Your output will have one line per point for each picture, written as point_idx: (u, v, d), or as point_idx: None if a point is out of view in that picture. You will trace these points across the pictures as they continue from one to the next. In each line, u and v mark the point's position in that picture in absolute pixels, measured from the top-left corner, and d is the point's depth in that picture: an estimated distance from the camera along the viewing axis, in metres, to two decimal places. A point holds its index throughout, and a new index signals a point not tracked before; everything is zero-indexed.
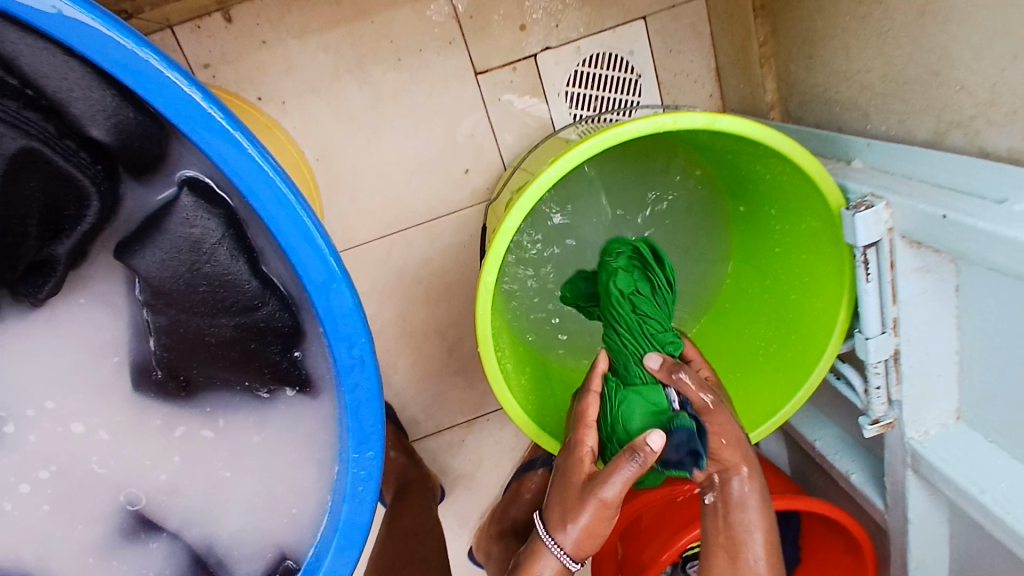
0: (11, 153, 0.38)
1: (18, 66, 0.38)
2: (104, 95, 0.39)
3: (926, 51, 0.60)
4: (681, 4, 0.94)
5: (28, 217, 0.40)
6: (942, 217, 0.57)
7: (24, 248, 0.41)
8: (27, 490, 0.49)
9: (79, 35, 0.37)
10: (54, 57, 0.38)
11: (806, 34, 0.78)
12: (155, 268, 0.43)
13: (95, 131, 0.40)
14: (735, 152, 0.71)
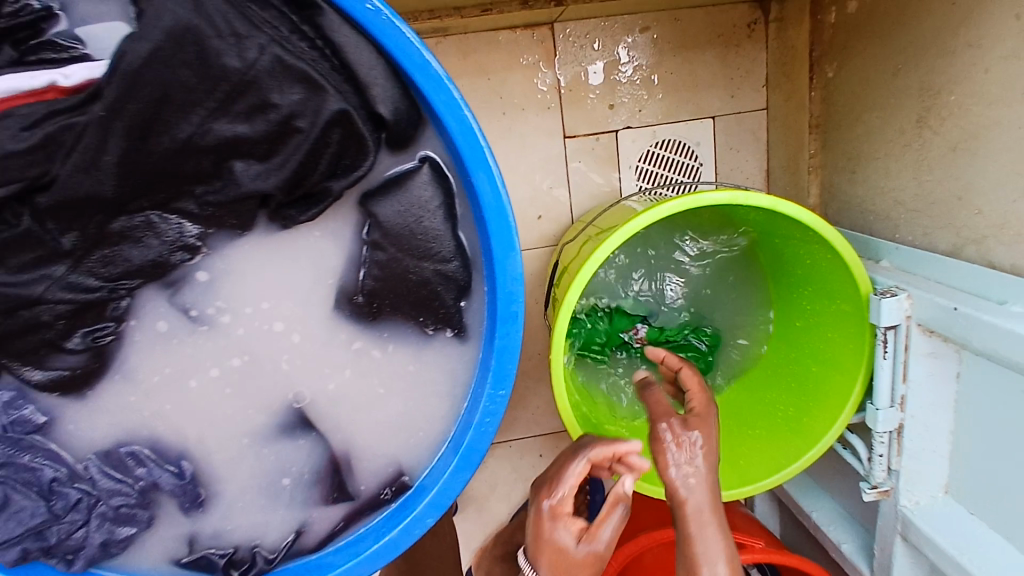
0: (331, 112, 0.42)
1: (338, 45, 0.42)
2: (392, 83, 0.44)
3: (954, 179, 0.74)
4: (746, 112, 1.09)
5: (319, 161, 0.44)
6: (953, 309, 0.70)
7: (307, 179, 0.45)
8: (200, 383, 0.51)
9: (388, 34, 0.42)
10: (363, 45, 0.43)
11: (853, 153, 0.93)
12: (384, 216, 0.48)
13: (382, 108, 0.44)
14: (787, 236, 0.85)
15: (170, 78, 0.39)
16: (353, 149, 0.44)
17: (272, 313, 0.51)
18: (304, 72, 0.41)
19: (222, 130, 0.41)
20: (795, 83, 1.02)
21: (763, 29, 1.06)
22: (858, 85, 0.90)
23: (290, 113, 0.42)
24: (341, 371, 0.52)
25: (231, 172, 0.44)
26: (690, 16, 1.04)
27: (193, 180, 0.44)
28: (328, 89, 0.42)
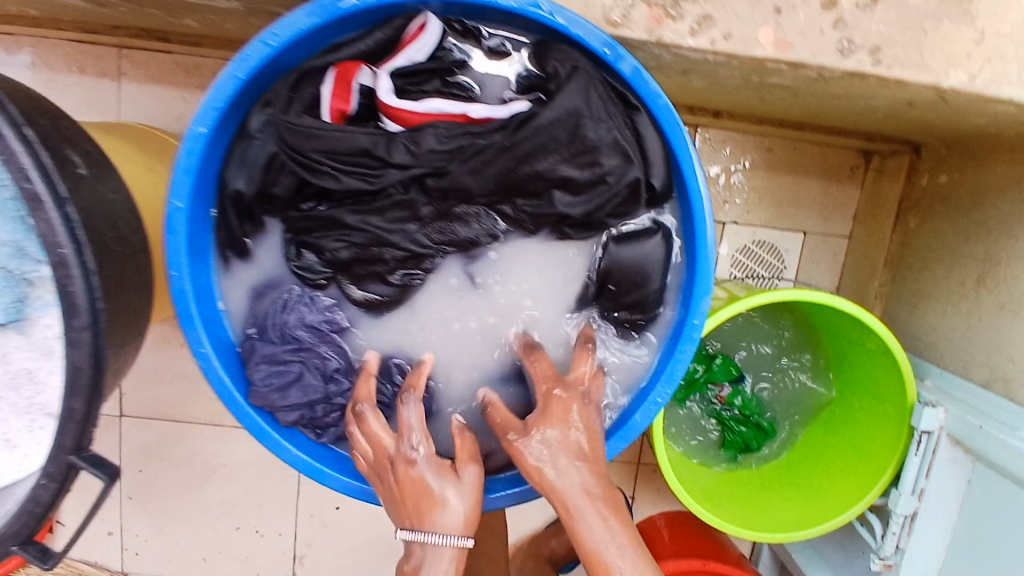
0: (631, 184, 0.64)
1: (642, 137, 0.64)
2: (665, 166, 0.66)
3: (998, 330, 0.96)
4: (831, 236, 1.30)
5: (610, 209, 0.66)
6: (979, 426, 0.91)
7: (596, 217, 0.67)
8: (460, 327, 0.73)
9: (672, 131, 0.63)
10: (655, 137, 0.64)
11: (916, 292, 1.15)
12: (626, 250, 0.70)
13: (657, 182, 0.66)
14: (858, 342, 1.05)
15: (546, 135, 0.60)
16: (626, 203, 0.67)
17: (527, 292, 0.73)
18: (625, 150, 0.63)
19: (562, 174, 0.62)
20: (877, 226, 1.25)
21: (862, 173, 1.28)
22: (934, 241, 1.13)
23: (606, 172, 0.63)
24: (558, 347, 0.74)
25: (548, 198, 0.65)
26: (806, 150, 1.27)
27: (520, 196, 0.65)
28: (632, 163, 0.63)
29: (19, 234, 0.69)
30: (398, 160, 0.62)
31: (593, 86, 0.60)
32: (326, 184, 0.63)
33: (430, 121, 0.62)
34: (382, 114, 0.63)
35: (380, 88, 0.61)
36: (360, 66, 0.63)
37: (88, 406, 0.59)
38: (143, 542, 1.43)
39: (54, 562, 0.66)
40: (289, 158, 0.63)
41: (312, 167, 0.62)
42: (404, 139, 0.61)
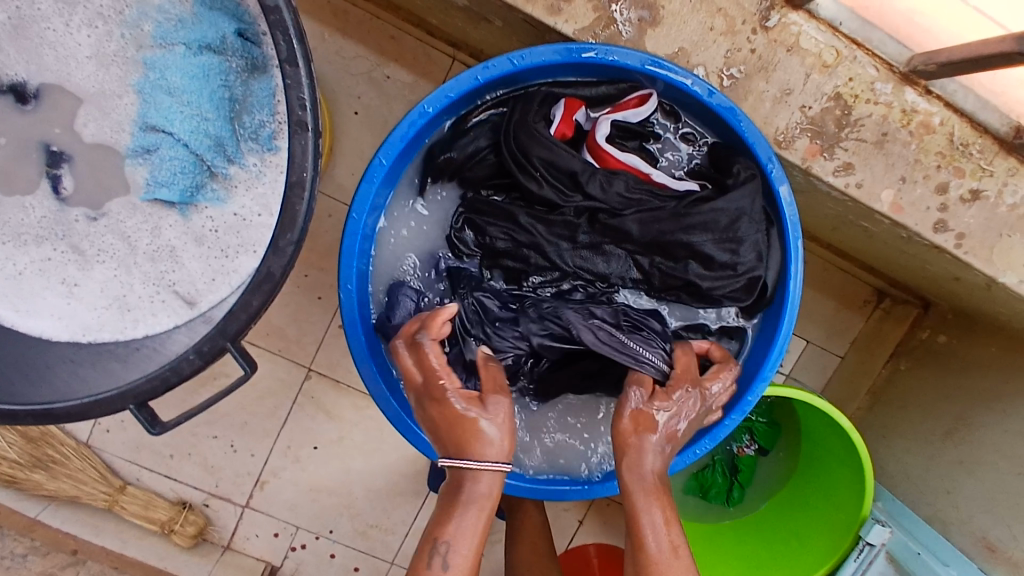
0: (754, 278, 0.79)
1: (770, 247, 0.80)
2: (777, 273, 0.81)
3: (945, 483, 1.16)
4: (827, 351, 1.44)
5: (728, 293, 0.79)
6: (918, 552, 1.07)
7: (714, 297, 0.80)
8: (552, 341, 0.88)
9: (793, 250, 0.79)
10: (778, 251, 0.81)
11: (886, 425, 1.33)
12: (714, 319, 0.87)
13: (769, 286, 0.81)
14: (831, 451, 1.21)
15: (712, 217, 0.76)
16: (746, 292, 0.80)
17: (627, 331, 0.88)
18: (761, 253, 0.78)
19: (705, 250, 0.77)
20: (871, 357, 1.41)
21: (871, 308, 1.43)
22: (916, 386, 1.31)
23: (741, 262, 0.77)
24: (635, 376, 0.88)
25: (684, 265, 0.78)
26: (834, 273, 1.41)
27: (661, 254, 0.78)
28: (761, 264, 0.78)
29: (228, 132, 0.76)
30: (590, 190, 0.78)
31: (759, 195, 0.77)
32: (529, 187, 0.79)
33: (623, 169, 0.79)
34: (589, 150, 0.81)
35: (598, 131, 0.79)
36: (581, 106, 0.80)
37: (263, 306, 0.66)
38: (117, 422, 1.44)
39: (160, 431, 0.70)
40: (507, 151, 0.79)
41: (527, 167, 0.79)
42: (601, 177, 0.78)
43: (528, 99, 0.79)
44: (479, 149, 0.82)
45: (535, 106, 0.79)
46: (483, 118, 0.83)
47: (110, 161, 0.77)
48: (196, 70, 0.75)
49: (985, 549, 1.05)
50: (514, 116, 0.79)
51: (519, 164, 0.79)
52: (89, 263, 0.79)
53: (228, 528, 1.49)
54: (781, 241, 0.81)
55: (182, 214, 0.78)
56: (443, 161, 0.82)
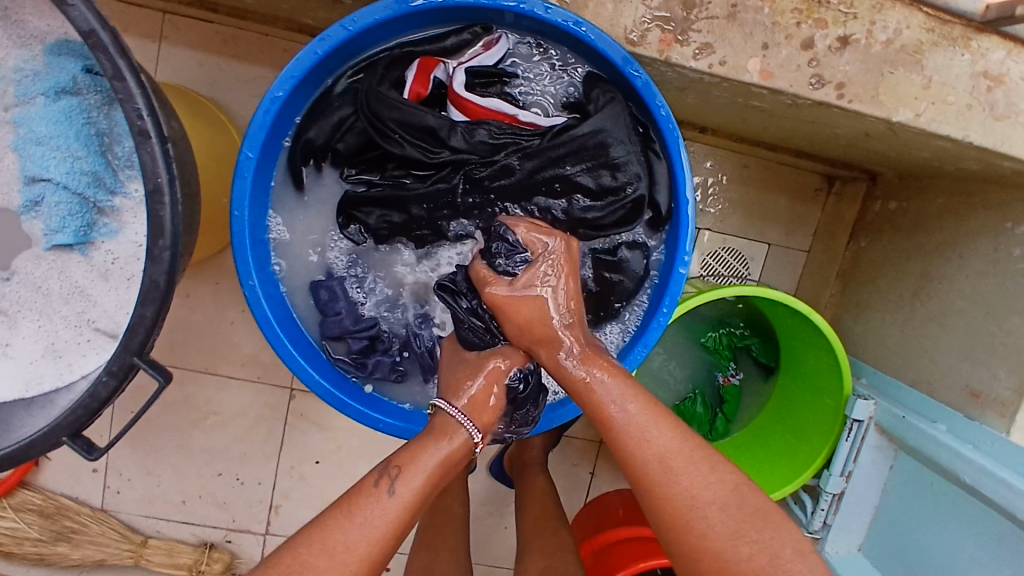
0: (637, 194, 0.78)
1: (651, 165, 0.80)
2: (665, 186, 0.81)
3: (918, 342, 1.13)
4: (792, 248, 1.43)
5: (621, 212, 0.80)
6: (901, 415, 1.06)
7: (610, 223, 0.81)
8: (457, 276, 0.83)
9: (678, 155, 0.78)
10: (662, 167, 0.80)
11: (858, 303, 1.31)
12: (613, 218, 0.80)
13: (661, 201, 0.81)
14: (805, 342, 1.20)
15: (577, 144, 0.76)
16: (629, 217, 0.81)
17: None
18: (638, 173, 0.78)
19: (584, 181, 0.77)
20: (834, 244, 1.40)
21: (824, 196, 1.42)
22: (879, 258, 1.28)
23: (620, 185, 0.78)
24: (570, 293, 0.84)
25: (569, 201, 0.79)
26: (778, 170, 1.40)
27: (542, 196, 0.79)
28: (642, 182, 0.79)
29: (103, 165, 0.78)
30: (455, 143, 0.76)
31: (621, 117, 0.76)
32: (392, 150, 0.77)
33: (489, 115, 0.77)
34: (450, 103, 0.78)
35: (456, 80, 0.77)
36: (439, 63, 0.78)
37: (158, 315, 0.69)
38: (125, 481, 1.47)
39: (98, 455, 0.73)
40: (366, 121, 0.76)
41: (385, 132, 0.76)
42: (462, 128, 0.75)
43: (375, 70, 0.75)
44: (346, 117, 0.78)
45: (383, 71, 0.75)
46: (346, 89, 0.78)
47: (8, 222, 0.81)
48: (58, 114, 0.77)
49: (970, 397, 1.01)
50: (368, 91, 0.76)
51: (379, 130, 0.76)
52: (15, 321, 0.83)
53: (256, 557, 1.53)
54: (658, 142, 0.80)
55: (84, 253, 0.80)
56: (311, 139, 0.77)
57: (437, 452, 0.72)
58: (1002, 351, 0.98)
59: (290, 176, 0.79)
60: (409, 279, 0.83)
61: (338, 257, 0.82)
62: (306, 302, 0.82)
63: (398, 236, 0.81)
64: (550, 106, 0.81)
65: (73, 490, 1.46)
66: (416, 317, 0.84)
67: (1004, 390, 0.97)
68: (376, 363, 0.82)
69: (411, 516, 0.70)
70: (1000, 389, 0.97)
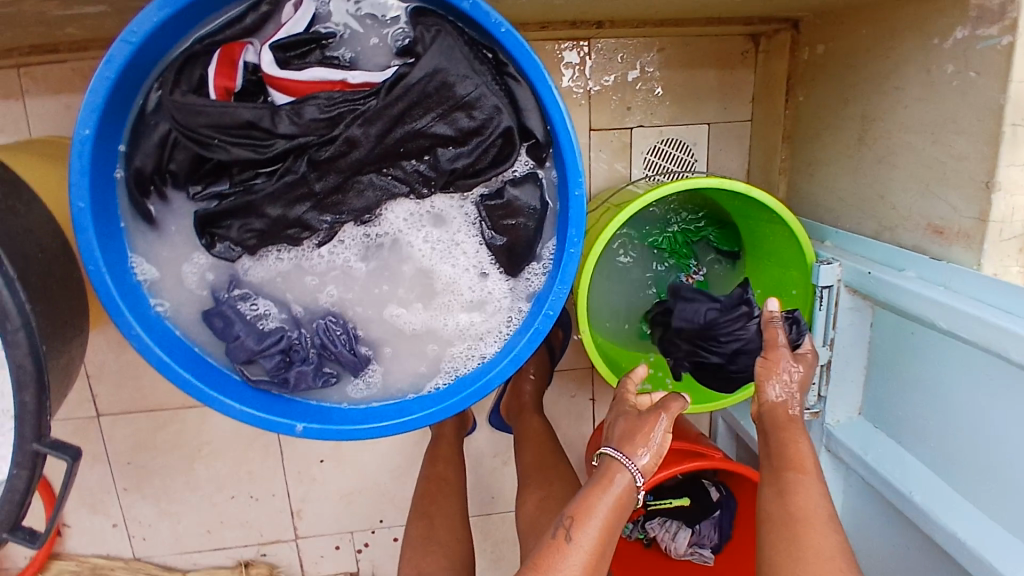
0: (503, 129, 0.71)
1: (511, 91, 0.72)
2: (535, 108, 0.72)
3: (875, 188, 1.06)
4: (734, 121, 1.35)
5: (492, 152, 0.73)
6: (868, 273, 1.00)
7: (487, 166, 0.74)
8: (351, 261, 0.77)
9: (534, 71, 0.69)
10: (524, 89, 0.72)
11: (810, 161, 1.23)
12: (487, 160, 0.73)
13: (536, 126, 0.73)
14: (761, 219, 1.13)
15: (415, 94, 0.67)
16: (506, 153, 0.73)
17: (426, 224, 0.77)
18: (497, 104, 0.70)
19: (440, 131, 0.70)
20: (772, 105, 1.30)
21: (753, 57, 1.32)
22: (819, 109, 1.19)
23: (481, 124, 0.70)
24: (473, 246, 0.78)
25: (434, 155, 0.72)
26: (697, 43, 1.30)
27: (403, 158, 0.72)
28: (505, 113, 0.71)
29: None
30: (285, 130, 0.69)
31: (456, 49, 0.68)
32: (221, 157, 0.69)
33: (315, 90, 0.69)
34: (268, 86, 0.70)
35: (263, 59, 0.68)
36: (245, 45, 0.69)
37: (40, 397, 0.67)
38: (147, 527, 1.48)
39: (42, 540, 0.72)
40: (184, 136, 0.69)
41: (204, 141, 0.68)
42: (288, 112, 0.68)
43: (175, 76, 0.68)
44: (166, 134, 0.71)
45: (184, 75, 0.68)
46: (157, 103, 0.70)
47: None
48: None
49: (933, 234, 0.95)
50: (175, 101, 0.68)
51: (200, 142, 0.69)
52: None
53: (296, 561, 1.55)
54: (511, 61, 0.71)
55: None
56: (141, 168, 0.71)
57: (608, 495, 0.83)
58: (954, 180, 0.91)
59: (135, 210, 0.73)
60: (301, 280, 0.77)
61: (221, 280, 0.76)
62: (202, 333, 0.77)
63: (270, 242, 0.74)
64: (386, 58, 0.73)
65: (102, 548, 1.49)
66: (323, 318, 0.78)
67: (964, 220, 0.90)
68: (294, 376, 0.77)
69: (601, 554, 0.80)
70: (962, 221, 0.90)
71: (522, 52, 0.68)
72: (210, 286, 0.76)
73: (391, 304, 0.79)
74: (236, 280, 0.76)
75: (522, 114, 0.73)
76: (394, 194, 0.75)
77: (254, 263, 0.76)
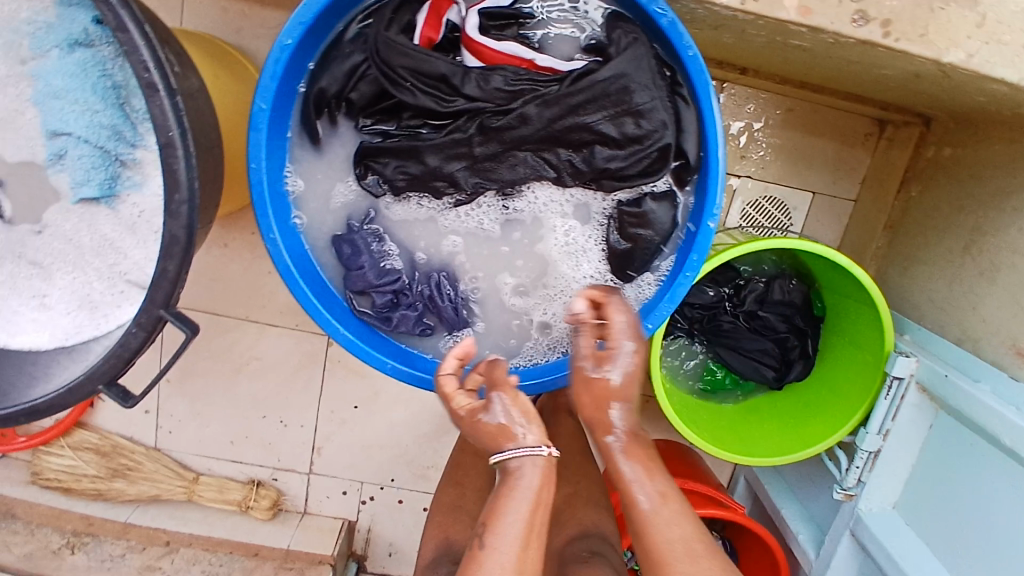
0: (661, 146, 0.75)
1: (679, 113, 0.77)
2: (694, 134, 0.77)
3: (970, 298, 1.07)
4: (838, 197, 1.37)
5: (644, 162, 0.76)
6: (944, 374, 1.01)
7: (635, 175, 0.78)
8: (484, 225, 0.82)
9: (706, 99, 0.73)
10: (691, 113, 0.76)
11: (907, 255, 1.24)
12: (636, 169, 0.77)
13: (690, 151, 0.78)
14: (850, 296, 1.15)
15: (596, 91, 0.73)
16: (656, 167, 0.77)
17: (561, 211, 0.82)
18: (664, 120, 0.75)
19: (604, 129, 0.75)
20: (883, 192, 1.32)
21: (874, 142, 1.34)
22: (929, 209, 1.21)
23: (644, 134, 0.75)
24: (597, 244, 0.82)
25: (591, 151, 0.76)
26: (824, 113, 1.32)
27: (563, 145, 0.76)
28: (668, 130, 0.75)
29: (122, 118, 0.78)
30: (469, 92, 0.75)
31: (643, 59, 0.73)
32: (404, 98, 0.75)
33: (504, 62, 0.75)
34: (463, 47, 0.75)
35: (468, 22, 0.74)
36: (452, 3, 0.75)
37: (180, 269, 0.69)
38: (176, 422, 1.53)
39: (132, 403, 0.74)
40: (376, 70, 0.75)
41: (396, 80, 0.75)
42: (476, 75, 0.74)
43: (383, 13, 0.74)
44: (357, 65, 0.76)
45: (389, 17, 0.74)
46: (355, 34, 0.77)
47: (36, 174, 0.82)
48: (73, 67, 0.76)
49: (1016, 356, 0.95)
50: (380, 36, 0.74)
51: (390, 79, 0.75)
52: (50, 274, 0.85)
53: (301, 495, 1.57)
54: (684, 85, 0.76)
55: (111, 207, 0.82)
56: (322, 89, 0.76)
57: (517, 492, 0.72)
58: None
59: (303, 126, 0.78)
60: (433, 230, 0.82)
61: (357, 211, 0.81)
62: (328, 256, 0.82)
63: (415, 188, 0.79)
64: (571, 50, 0.78)
65: (127, 429, 1.53)
66: (438, 274, 0.83)
67: None
68: (399, 318, 0.82)
69: (524, 553, 0.70)
70: None
71: (702, 78, 0.72)
72: (351, 214, 0.82)
73: (505, 276, 0.84)
74: (372, 210, 0.81)
75: (681, 137, 0.77)
76: (540, 177, 0.79)
77: (394, 205, 0.82)
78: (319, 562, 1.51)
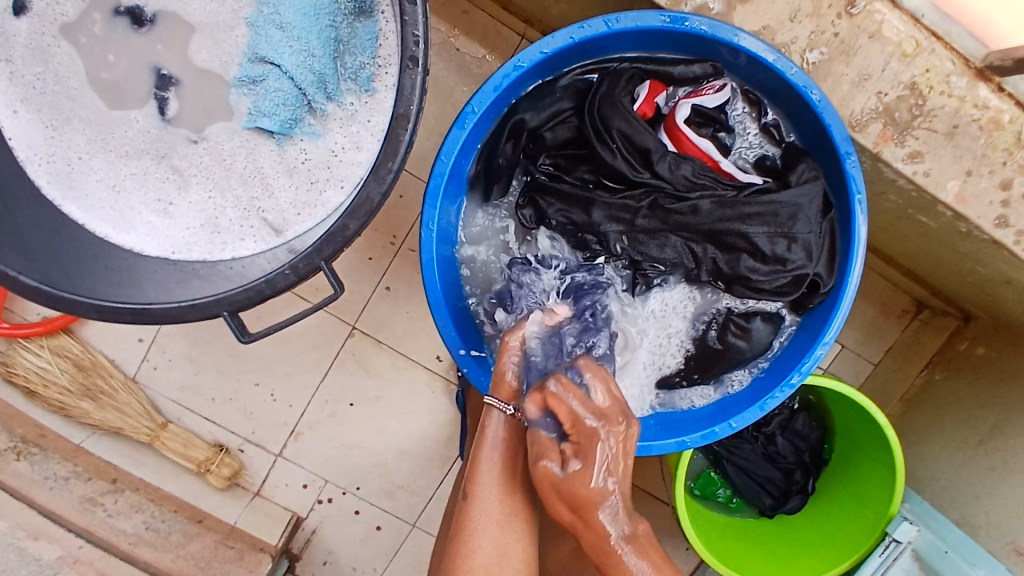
0: (802, 273, 0.88)
1: (822, 247, 0.90)
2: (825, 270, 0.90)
3: (975, 487, 1.17)
4: (863, 357, 1.45)
5: (782, 281, 0.89)
6: (945, 550, 1.08)
7: (770, 287, 0.90)
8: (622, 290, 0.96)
9: (856, 242, 0.87)
10: (830, 248, 0.90)
11: (917, 430, 1.34)
12: (773, 285, 0.90)
13: (821, 284, 0.91)
14: (867, 453, 1.24)
15: (770, 207, 0.87)
16: (790, 288, 0.90)
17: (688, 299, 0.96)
18: (810, 251, 0.88)
19: (761, 240, 0.87)
20: (906, 366, 1.42)
21: (908, 319, 1.44)
22: (949, 396, 1.32)
23: (790, 259, 0.88)
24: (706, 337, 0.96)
25: (738, 257, 0.88)
26: (875, 280, 1.43)
27: (714, 244, 0.89)
28: (811, 262, 0.88)
29: (332, 70, 0.80)
30: (659, 170, 0.89)
31: (815, 196, 0.88)
32: (604, 155, 0.90)
33: (696, 155, 0.91)
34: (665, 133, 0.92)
35: (678, 113, 0.91)
36: (664, 90, 0.93)
37: (359, 230, 0.71)
38: (165, 360, 1.45)
39: (249, 339, 0.75)
40: (589, 121, 0.91)
41: (605, 139, 0.90)
42: (671, 159, 0.89)
43: (612, 78, 0.91)
44: (562, 110, 0.92)
45: (622, 83, 0.90)
46: (573, 84, 0.93)
47: (214, 87, 0.81)
48: (308, 8, 0.79)
49: (1014, 552, 1.06)
50: (600, 95, 0.90)
51: (599, 134, 0.91)
52: (186, 184, 0.83)
53: (261, 475, 1.47)
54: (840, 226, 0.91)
55: (280, 145, 0.82)
56: (526, 123, 0.92)
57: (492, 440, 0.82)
58: None
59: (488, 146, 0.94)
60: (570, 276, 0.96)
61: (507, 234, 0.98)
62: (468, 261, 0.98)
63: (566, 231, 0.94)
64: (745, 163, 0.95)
65: (113, 351, 1.44)
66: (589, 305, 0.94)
67: None
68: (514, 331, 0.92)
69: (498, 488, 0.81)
70: None
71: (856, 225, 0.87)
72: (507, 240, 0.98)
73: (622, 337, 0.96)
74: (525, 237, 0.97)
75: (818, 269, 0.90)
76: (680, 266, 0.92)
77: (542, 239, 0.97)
78: (258, 549, 1.43)
